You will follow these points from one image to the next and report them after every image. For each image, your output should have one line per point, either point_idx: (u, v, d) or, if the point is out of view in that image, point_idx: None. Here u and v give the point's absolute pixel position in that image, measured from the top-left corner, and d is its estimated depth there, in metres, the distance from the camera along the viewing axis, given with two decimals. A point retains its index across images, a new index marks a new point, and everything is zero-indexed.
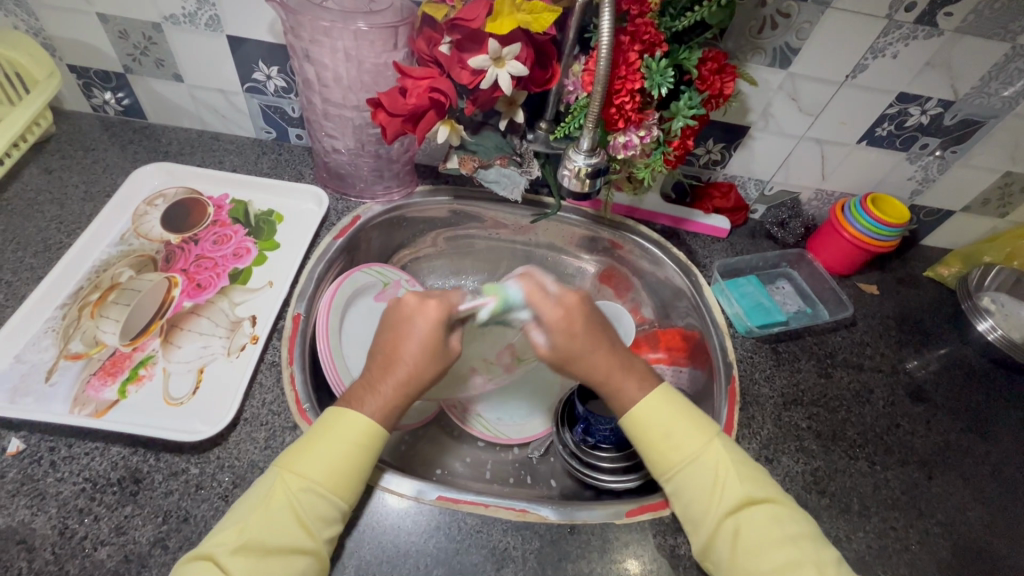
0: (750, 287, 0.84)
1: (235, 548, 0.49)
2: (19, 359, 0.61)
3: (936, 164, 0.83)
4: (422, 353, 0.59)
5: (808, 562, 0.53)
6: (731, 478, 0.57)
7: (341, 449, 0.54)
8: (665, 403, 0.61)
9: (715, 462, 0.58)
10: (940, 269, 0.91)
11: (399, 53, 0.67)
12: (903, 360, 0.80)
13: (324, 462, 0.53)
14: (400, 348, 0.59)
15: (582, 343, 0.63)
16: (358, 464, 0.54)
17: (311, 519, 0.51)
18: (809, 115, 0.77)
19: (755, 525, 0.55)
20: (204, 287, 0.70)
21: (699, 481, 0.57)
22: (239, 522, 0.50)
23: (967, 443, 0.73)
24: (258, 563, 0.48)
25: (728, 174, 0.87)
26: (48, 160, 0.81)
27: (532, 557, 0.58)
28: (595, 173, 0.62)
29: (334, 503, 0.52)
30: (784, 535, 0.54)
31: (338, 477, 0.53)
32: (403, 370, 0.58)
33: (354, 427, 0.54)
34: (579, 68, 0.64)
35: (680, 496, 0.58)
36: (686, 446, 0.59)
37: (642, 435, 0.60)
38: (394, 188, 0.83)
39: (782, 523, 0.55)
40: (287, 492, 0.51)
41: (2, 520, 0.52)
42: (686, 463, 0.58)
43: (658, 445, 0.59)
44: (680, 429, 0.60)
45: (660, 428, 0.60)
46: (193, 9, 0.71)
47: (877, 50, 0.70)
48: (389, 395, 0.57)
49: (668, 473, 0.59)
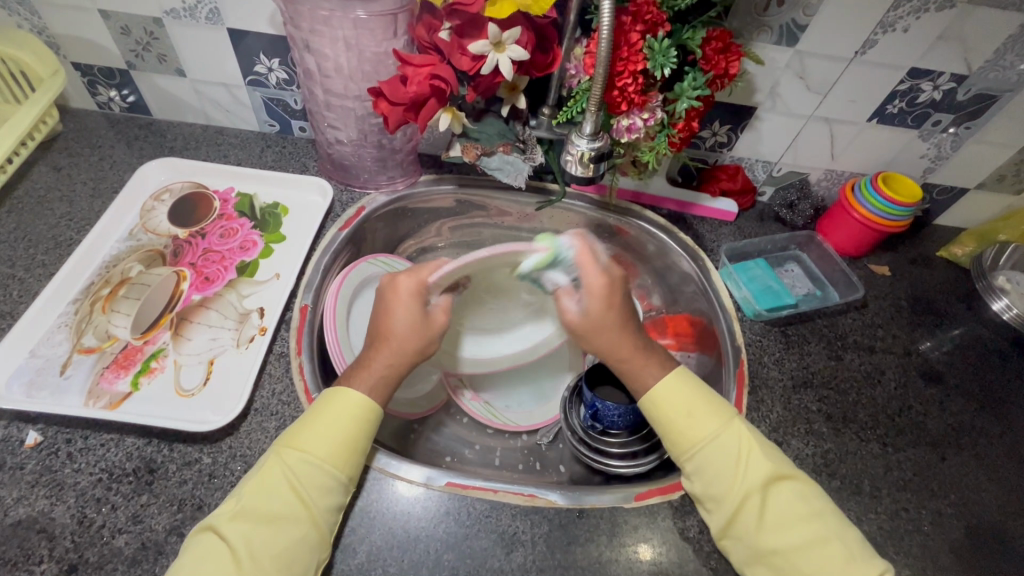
0: (759, 270, 0.82)
1: (234, 517, 0.50)
2: (34, 354, 0.63)
3: (950, 141, 0.81)
4: (409, 329, 0.61)
5: (832, 537, 0.54)
6: (755, 454, 0.58)
7: (336, 421, 0.55)
8: (681, 383, 0.62)
9: (738, 441, 0.59)
10: (954, 248, 0.89)
11: (399, 41, 0.67)
12: (916, 342, 0.79)
13: (319, 434, 0.54)
14: (388, 326, 0.61)
15: (606, 318, 0.65)
16: (353, 435, 0.55)
17: (307, 489, 0.52)
18: (817, 93, 0.76)
19: (779, 499, 0.56)
20: (212, 280, 0.71)
21: (724, 458, 0.58)
22: (238, 493, 0.52)
23: (981, 423, 0.72)
24: (254, 531, 0.49)
25: (735, 156, 0.86)
26: (57, 158, 0.82)
27: (541, 541, 0.58)
28: (598, 158, 0.62)
29: (329, 473, 0.53)
30: (809, 510, 0.55)
31: (333, 447, 0.54)
32: (392, 348, 0.61)
33: (350, 404, 0.56)
34: (581, 50, 0.62)
35: (703, 473, 0.58)
36: (709, 424, 0.60)
37: (665, 413, 0.61)
38: (398, 178, 0.83)
39: (806, 500, 0.56)
40: (284, 465, 0.53)
41: (22, 510, 0.53)
42: (710, 443, 0.59)
43: (680, 424, 0.60)
44: (701, 408, 0.61)
45: (683, 405, 0.61)
46: (193, 3, 0.71)
47: (887, 25, 0.68)
48: (377, 371, 0.59)
49: (692, 453, 0.59)
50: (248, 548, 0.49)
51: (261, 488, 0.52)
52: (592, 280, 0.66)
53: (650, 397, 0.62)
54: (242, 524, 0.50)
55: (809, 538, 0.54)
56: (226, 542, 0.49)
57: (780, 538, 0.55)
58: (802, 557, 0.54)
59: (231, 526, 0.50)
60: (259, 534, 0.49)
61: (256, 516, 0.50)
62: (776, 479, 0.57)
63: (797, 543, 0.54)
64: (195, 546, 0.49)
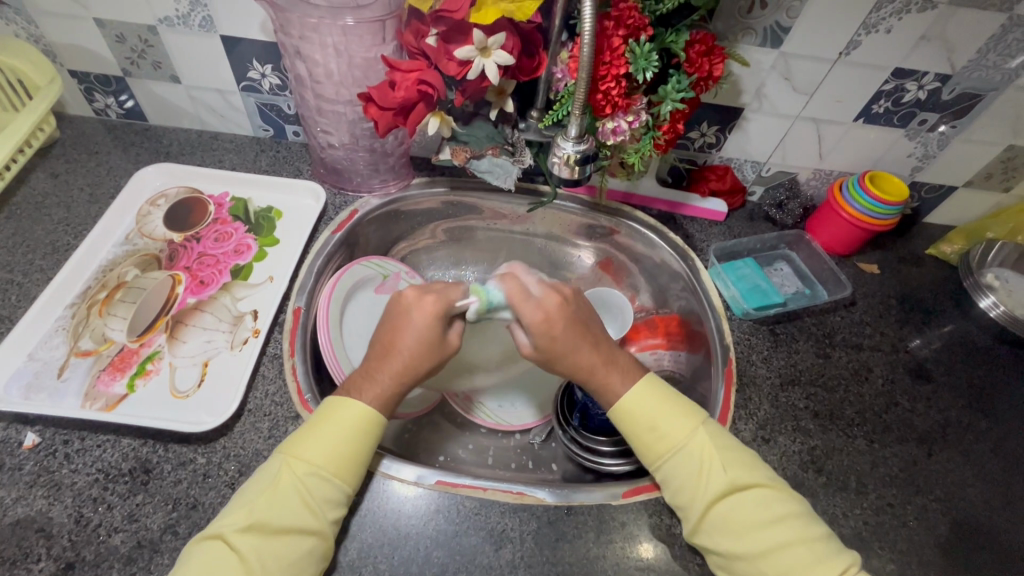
0: (747, 269, 0.83)
1: (245, 529, 0.51)
2: (32, 358, 0.64)
3: (936, 140, 0.81)
4: (422, 348, 0.60)
5: (796, 542, 0.54)
6: (717, 463, 0.58)
7: (346, 436, 0.56)
8: (651, 392, 0.62)
9: (702, 449, 0.59)
10: (943, 246, 0.90)
11: (388, 46, 0.68)
12: (904, 339, 0.80)
13: (328, 449, 0.55)
14: (401, 345, 0.60)
15: (564, 340, 0.62)
16: (361, 448, 0.56)
17: (318, 502, 0.53)
18: (803, 94, 0.77)
19: (746, 503, 0.56)
20: (207, 283, 0.72)
21: (687, 468, 0.58)
22: (246, 504, 0.52)
23: (968, 419, 0.73)
24: (266, 544, 0.50)
25: (724, 157, 0.86)
26: (54, 164, 0.83)
27: (530, 538, 0.59)
28: (584, 160, 0.62)
29: (339, 486, 0.54)
30: (772, 517, 0.55)
31: (343, 461, 0.55)
32: (403, 365, 0.60)
33: (355, 417, 0.56)
34: (567, 55, 0.63)
35: (672, 479, 0.58)
36: (673, 434, 0.60)
37: (631, 424, 0.61)
38: (390, 181, 0.84)
39: (772, 505, 0.56)
40: (293, 477, 0.53)
41: (20, 510, 0.55)
42: (678, 450, 0.59)
43: (645, 435, 0.60)
44: (665, 417, 0.60)
45: (648, 417, 0.61)
46: (186, 11, 0.73)
47: (870, 26, 0.69)
48: (385, 389, 0.59)
49: (659, 460, 0.59)
50: (259, 560, 0.50)
51: (272, 502, 0.52)
52: (544, 298, 0.63)
53: (619, 410, 0.61)
54: (253, 537, 0.50)
55: (774, 545, 0.54)
56: (238, 555, 0.50)
57: (744, 543, 0.54)
58: (765, 566, 0.54)
59: (244, 540, 0.50)
60: (269, 546, 0.50)
61: (269, 530, 0.51)
62: (738, 487, 0.57)
63: (758, 551, 0.54)
64: (203, 556, 0.50)
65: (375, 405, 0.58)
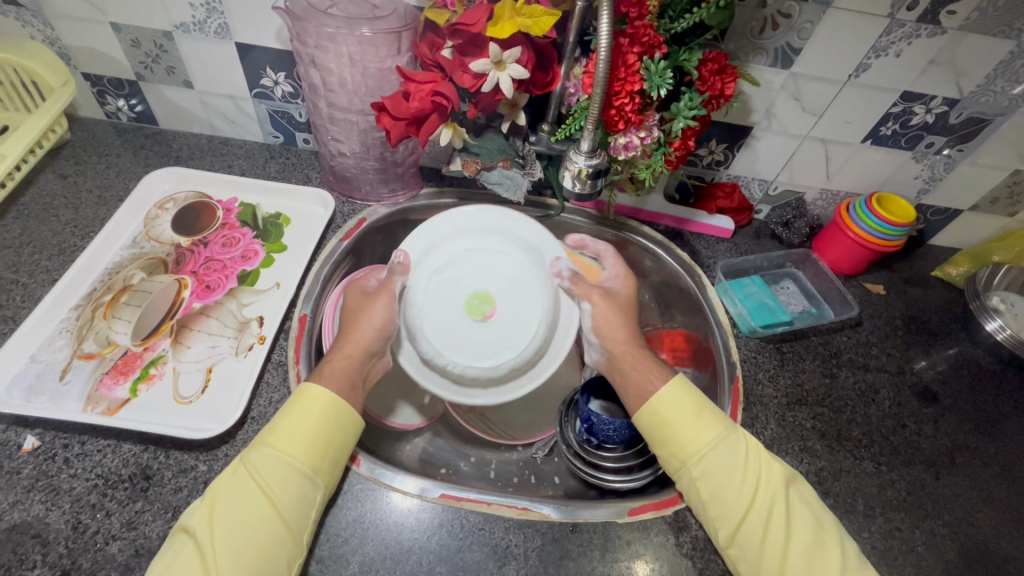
0: (754, 287, 0.83)
1: (200, 518, 0.50)
2: (35, 359, 0.63)
3: (943, 163, 0.82)
4: (365, 306, 0.65)
5: (829, 540, 0.56)
6: (760, 456, 0.60)
7: (302, 411, 0.56)
8: (689, 386, 0.64)
9: (743, 442, 0.61)
10: (948, 269, 0.91)
11: (403, 57, 0.69)
12: (911, 361, 0.80)
13: (283, 432, 0.55)
14: (359, 319, 0.64)
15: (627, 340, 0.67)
16: (322, 430, 0.56)
17: (269, 481, 0.52)
18: (811, 114, 0.77)
19: (784, 503, 0.58)
20: (213, 288, 0.71)
21: (733, 459, 0.59)
22: (208, 492, 0.52)
23: (975, 443, 0.72)
24: (220, 528, 0.50)
25: (732, 174, 0.87)
26: (63, 166, 0.83)
27: (534, 554, 0.58)
28: (596, 174, 0.63)
29: (292, 466, 0.53)
30: (808, 512, 0.57)
31: (298, 440, 0.55)
32: (352, 333, 0.63)
33: (313, 398, 0.57)
34: (580, 70, 0.64)
35: (713, 475, 0.58)
36: (716, 427, 0.61)
37: (682, 410, 0.61)
38: (399, 191, 0.84)
39: (805, 503, 0.58)
40: (250, 462, 0.53)
41: (17, 515, 0.53)
42: (720, 444, 0.60)
43: (695, 425, 0.61)
44: (708, 410, 0.62)
45: (695, 407, 0.62)
46: (202, 18, 0.73)
47: (879, 49, 0.69)
48: (347, 361, 0.61)
49: (703, 452, 0.59)
50: (212, 545, 0.49)
51: (226, 488, 0.52)
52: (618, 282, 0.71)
53: (672, 387, 0.63)
54: (208, 520, 0.50)
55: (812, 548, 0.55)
56: (194, 542, 0.49)
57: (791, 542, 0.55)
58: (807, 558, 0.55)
59: (201, 523, 0.50)
60: (223, 526, 0.49)
61: (224, 512, 0.50)
62: (782, 483, 0.59)
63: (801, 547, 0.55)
64: (171, 549, 0.50)
65: (332, 383, 0.59)
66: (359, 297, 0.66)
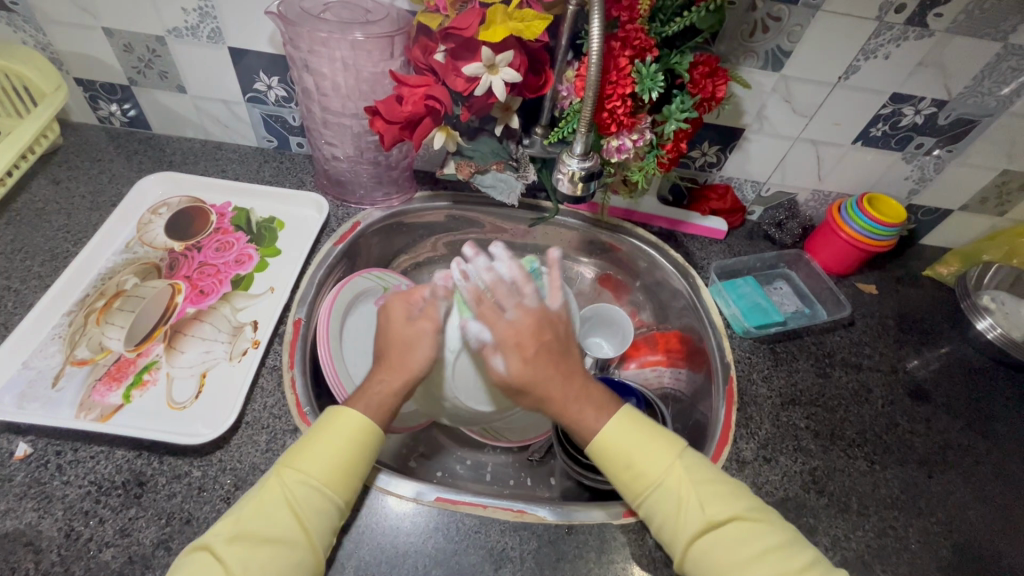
0: (748, 287, 0.84)
1: (232, 538, 0.50)
2: (28, 365, 0.63)
3: (932, 164, 0.83)
4: (408, 338, 0.62)
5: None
6: (698, 496, 0.56)
7: (337, 440, 0.55)
8: (622, 426, 0.59)
9: (681, 481, 0.56)
10: (939, 269, 0.91)
11: (396, 61, 0.69)
12: (904, 360, 0.80)
13: (320, 456, 0.54)
14: (406, 348, 0.62)
15: (533, 368, 0.59)
16: (353, 459, 0.55)
17: (303, 509, 0.52)
18: (803, 116, 0.78)
19: (723, 544, 0.54)
20: (207, 293, 0.71)
21: (668, 501, 0.56)
22: (237, 513, 0.52)
23: (967, 441, 0.73)
24: (249, 552, 0.49)
25: (724, 176, 0.87)
26: (55, 171, 0.83)
27: (530, 557, 0.58)
28: (589, 177, 0.63)
29: (326, 496, 0.53)
30: (760, 551, 0.53)
31: (335, 470, 0.54)
32: (395, 366, 0.61)
33: (350, 427, 0.56)
34: (572, 74, 0.65)
35: (652, 517, 0.57)
36: (650, 467, 0.57)
37: (607, 460, 0.58)
38: (393, 195, 0.84)
39: (759, 540, 0.54)
40: (285, 486, 0.53)
41: (9, 523, 0.53)
42: (653, 487, 0.57)
43: (623, 470, 0.58)
44: (641, 451, 0.58)
45: (624, 453, 0.58)
46: (195, 23, 0.73)
47: (869, 51, 0.70)
48: (390, 399, 0.59)
49: (637, 498, 0.57)
50: (240, 568, 0.48)
51: (259, 511, 0.51)
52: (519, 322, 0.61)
53: (599, 442, 0.58)
54: (238, 545, 0.49)
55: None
56: (221, 563, 0.49)
57: None
58: None
59: (230, 546, 0.49)
60: (252, 551, 0.49)
61: (257, 536, 0.50)
62: (723, 518, 0.55)
63: None
64: (188, 562, 0.50)
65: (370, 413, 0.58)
66: (405, 323, 0.63)
